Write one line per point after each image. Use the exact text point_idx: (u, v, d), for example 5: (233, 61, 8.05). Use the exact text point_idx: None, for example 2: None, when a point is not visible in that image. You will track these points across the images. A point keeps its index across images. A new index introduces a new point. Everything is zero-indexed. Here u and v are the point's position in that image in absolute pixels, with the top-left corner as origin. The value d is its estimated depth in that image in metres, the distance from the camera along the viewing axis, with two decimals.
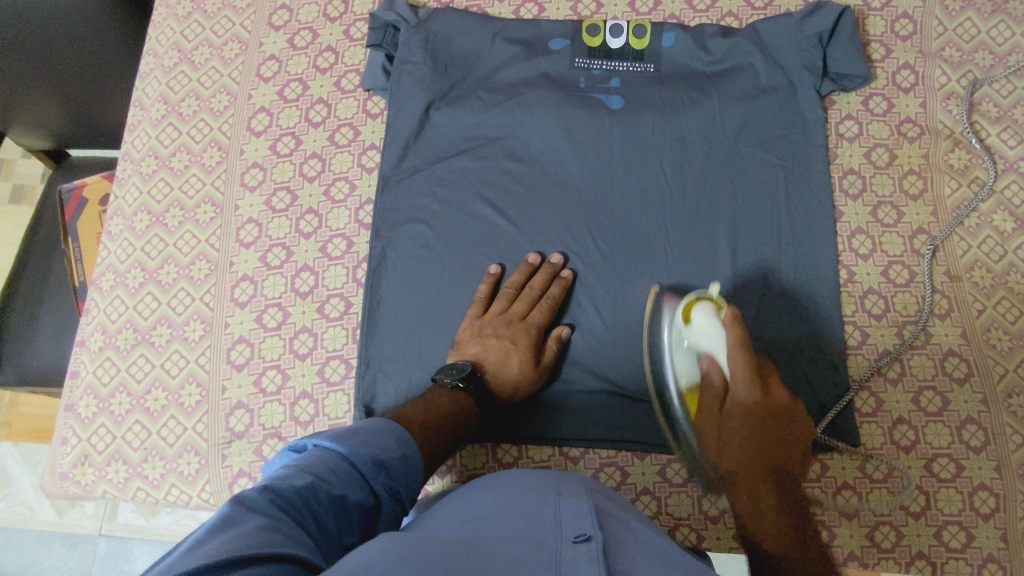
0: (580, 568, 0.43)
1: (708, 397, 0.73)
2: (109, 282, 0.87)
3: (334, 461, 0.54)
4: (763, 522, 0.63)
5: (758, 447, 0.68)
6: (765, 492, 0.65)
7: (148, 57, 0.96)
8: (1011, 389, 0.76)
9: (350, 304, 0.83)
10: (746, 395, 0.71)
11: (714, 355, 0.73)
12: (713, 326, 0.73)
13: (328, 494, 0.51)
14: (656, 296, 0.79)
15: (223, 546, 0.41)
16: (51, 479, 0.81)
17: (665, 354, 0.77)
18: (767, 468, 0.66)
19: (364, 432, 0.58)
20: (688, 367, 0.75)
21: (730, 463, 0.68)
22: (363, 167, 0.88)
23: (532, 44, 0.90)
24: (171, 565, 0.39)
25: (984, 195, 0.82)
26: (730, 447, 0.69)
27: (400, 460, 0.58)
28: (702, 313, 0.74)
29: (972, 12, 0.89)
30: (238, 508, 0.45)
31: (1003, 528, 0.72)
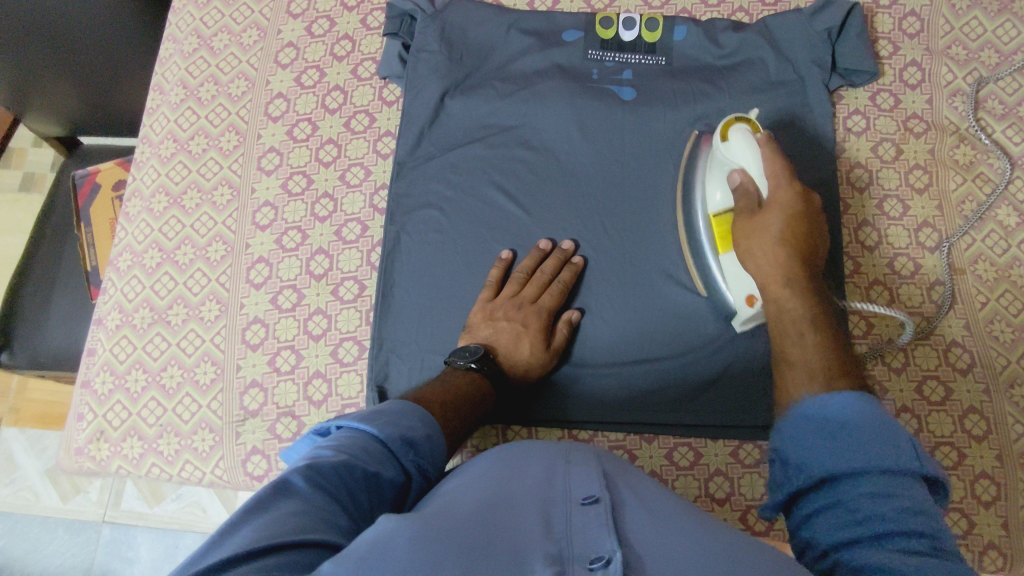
0: (592, 533, 0.45)
1: (743, 206, 0.72)
2: (126, 262, 0.88)
3: (366, 440, 0.55)
4: (793, 330, 0.66)
5: (795, 235, 0.68)
6: (799, 297, 0.67)
7: (168, 42, 0.97)
8: (1013, 380, 0.77)
9: (364, 287, 0.84)
10: (786, 194, 0.69)
11: (746, 169, 0.73)
12: (749, 141, 0.72)
13: (363, 470, 0.52)
14: (696, 139, 0.83)
15: (254, 532, 0.43)
16: (66, 454, 0.82)
17: (700, 186, 0.80)
18: (805, 253, 0.68)
19: (391, 414, 0.59)
20: (719, 190, 0.76)
21: (762, 262, 0.69)
22: (378, 153, 0.89)
23: (546, 36, 0.91)
24: (207, 551, 0.42)
25: (988, 191, 0.84)
26: (758, 251, 0.69)
27: (426, 439, 0.59)
28: (739, 133, 0.73)
29: (979, 11, 0.90)
30: (275, 491, 0.47)
31: (1003, 516, 0.73)
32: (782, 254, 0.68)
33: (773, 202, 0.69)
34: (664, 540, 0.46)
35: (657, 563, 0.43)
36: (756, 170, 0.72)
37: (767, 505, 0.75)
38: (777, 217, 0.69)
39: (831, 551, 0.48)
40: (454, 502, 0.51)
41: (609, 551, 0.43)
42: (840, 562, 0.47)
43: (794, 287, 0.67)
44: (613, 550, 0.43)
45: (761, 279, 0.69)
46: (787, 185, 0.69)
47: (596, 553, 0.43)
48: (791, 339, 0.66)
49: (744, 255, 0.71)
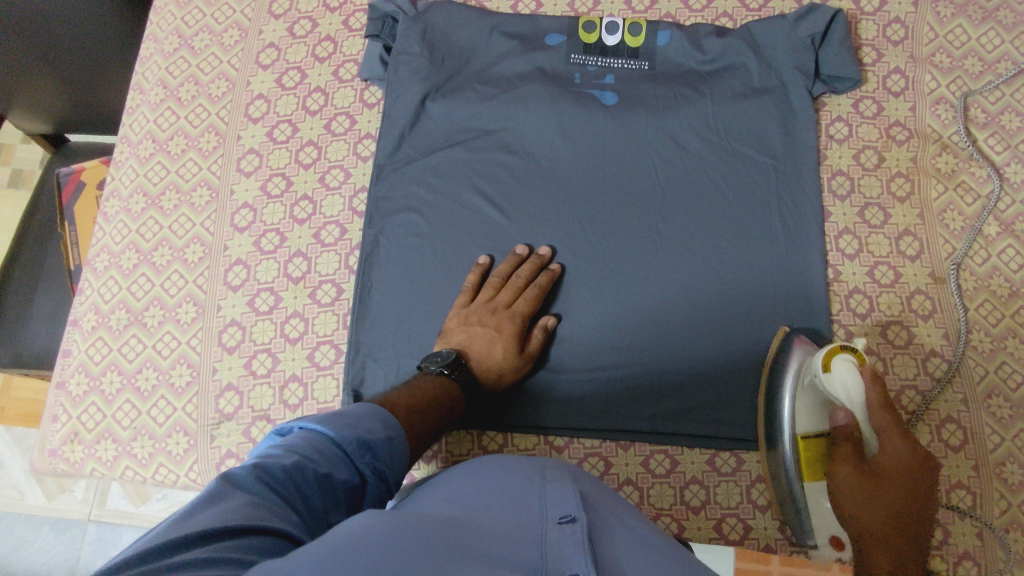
0: (567, 551, 0.45)
1: (846, 450, 0.68)
2: (103, 262, 0.88)
3: (321, 442, 0.54)
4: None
5: (896, 537, 0.63)
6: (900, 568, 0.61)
7: (149, 42, 0.97)
8: (990, 390, 0.77)
9: (342, 290, 0.84)
10: (895, 455, 0.65)
11: (851, 411, 0.68)
12: (856, 379, 0.66)
13: (314, 472, 0.51)
14: (786, 336, 0.74)
15: (208, 519, 0.42)
16: (40, 455, 0.82)
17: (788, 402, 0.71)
18: (898, 551, 0.62)
19: (350, 416, 0.58)
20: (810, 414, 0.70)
21: (859, 516, 0.66)
22: (358, 155, 0.89)
23: (528, 39, 0.91)
24: (157, 534, 0.41)
25: (969, 199, 0.84)
26: (856, 504, 0.66)
27: (385, 442, 0.58)
28: (842, 363, 0.67)
29: (963, 19, 0.90)
30: (224, 487, 0.46)
31: (979, 527, 0.73)
32: (881, 520, 0.64)
33: (883, 462, 0.66)
34: (640, 570, 0.45)
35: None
36: (864, 417, 0.67)
37: (742, 514, 0.75)
38: (879, 550, 0.63)
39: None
40: (426, 509, 0.50)
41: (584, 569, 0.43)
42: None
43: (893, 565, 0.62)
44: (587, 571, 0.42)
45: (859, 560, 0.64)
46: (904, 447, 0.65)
47: (570, 570, 0.43)
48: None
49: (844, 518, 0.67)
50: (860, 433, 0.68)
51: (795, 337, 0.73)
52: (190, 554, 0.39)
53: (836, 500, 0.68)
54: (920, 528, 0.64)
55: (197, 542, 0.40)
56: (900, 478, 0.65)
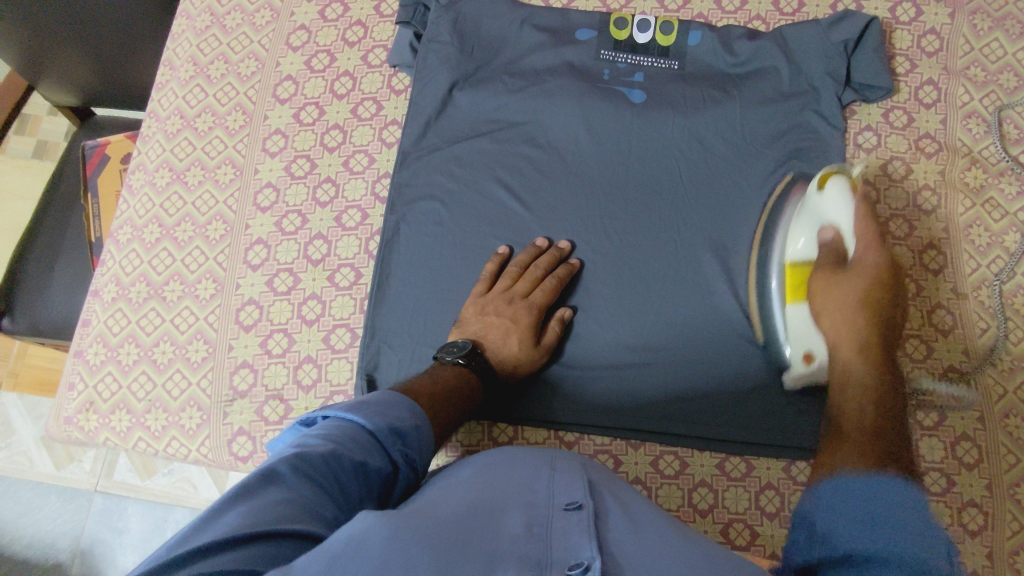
0: (573, 539, 0.45)
1: (826, 263, 0.73)
2: (125, 235, 0.89)
3: (353, 430, 0.54)
4: (853, 395, 0.61)
5: (878, 304, 0.68)
6: (867, 360, 0.64)
7: (181, 19, 0.97)
8: (1008, 410, 0.76)
9: (361, 275, 0.84)
10: (874, 261, 0.70)
11: (840, 228, 0.74)
12: (847, 197, 0.74)
13: (351, 461, 0.51)
14: (790, 184, 0.82)
15: (235, 520, 0.43)
16: (55, 423, 0.83)
17: (778, 235, 0.80)
18: (879, 320, 0.67)
19: (379, 404, 0.58)
20: (804, 237, 0.77)
21: (836, 326, 0.68)
22: (383, 141, 0.89)
23: (559, 33, 0.90)
24: (186, 535, 0.42)
25: (996, 215, 0.83)
26: (836, 312, 0.69)
27: (413, 430, 0.58)
28: (836, 185, 0.75)
29: (1000, 33, 0.89)
30: (260, 477, 0.47)
31: (989, 546, 0.72)
32: (858, 317, 0.67)
33: (861, 264, 0.70)
34: (646, 553, 0.45)
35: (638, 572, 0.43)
36: (846, 224, 0.74)
37: (749, 519, 0.74)
38: (853, 313, 0.68)
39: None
40: (436, 501, 0.50)
41: (589, 557, 0.42)
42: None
43: (858, 347, 0.65)
44: (592, 557, 0.42)
45: (840, 344, 0.67)
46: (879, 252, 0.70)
47: (575, 559, 0.43)
48: (850, 405, 0.61)
49: (820, 318, 0.71)
50: (843, 250, 0.74)
51: (796, 182, 0.81)
52: (215, 560, 0.40)
53: (815, 307, 0.72)
54: (892, 316, 0.68)
55: (224, 545, 0.41)
56: (879, 283, 0.69)
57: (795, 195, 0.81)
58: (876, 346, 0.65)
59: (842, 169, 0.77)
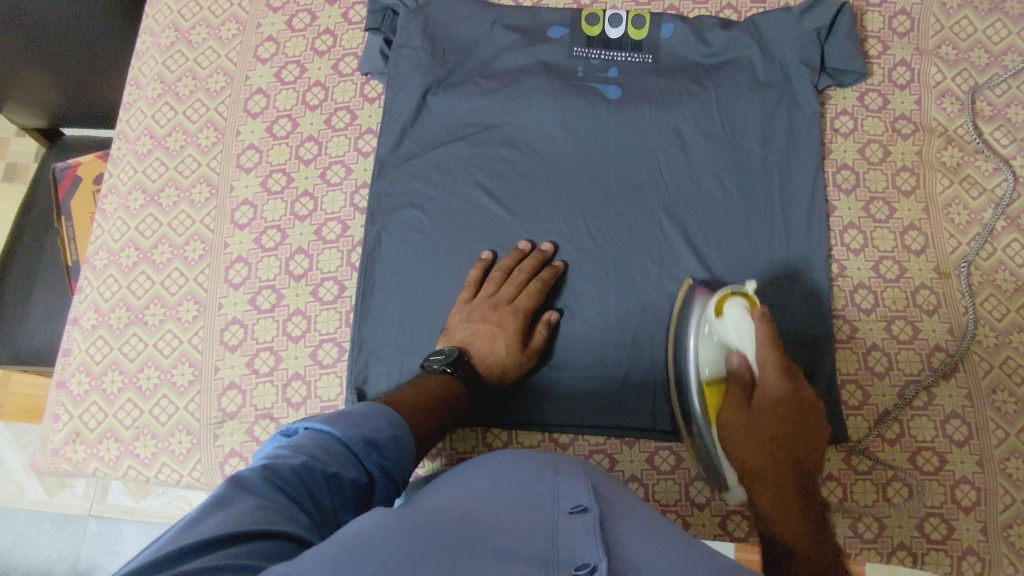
0: (579, 540, 0.44)
1: (733, 388, 0.69)
2: (102, 260, 0.87)
3: (327, 441, 0.54)
4: (778, 524, 0.61)
5: (783, 430, 0.65)
6: (773, 497, 0.62)
7: (145, 35, 0.95)
8: (995, 385, 0.77)
9: (344, 288, 0.83)
10: (776, 397, 0.66)
11: (743, 353, 0.69)
12: (744, 318, 0.69)
13: (321, 472, 0.51)
14: (690, 290, 0.76)
15: (214, 526, 0.42)
16: (42, 455, 0.82)
17: (691, 351, 0.72)
18: (786, 450, 0.64)
19: (356, 415, 0.57)
20: (708, 365, 0.71)
21: (744, 452, 0.65)
22: (359, 151, 0.88)
23: (530, 32, 0.90)
24: (165, 541, 0.41)
25: (975, 192, 0.83)
26: (740, 439, 0.66)
27: (391, 441, 0.57)
28: (733, 306, 0.69)
29: (970, 10, 0.89)
30: (232, 489, 0.46)
31: (983, 521, 0.73)
32: (760, 446, 0.65)
33: (761, 401, 0.66)
34: (650, 555, 0.45)
35: None
36: (751, 353, 0.68)
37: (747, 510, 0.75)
38: (756, 442, 0.65)
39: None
40: (439, 503, 0.50)
41: (596, 559, 0.42)
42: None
43: (767, 482, 0.63)
44: (599, 558, 0.42)
45: (748, 481, 0.65)
46: (780, 382, 0.66)
47: (581, 560, 0.42)
48: (774, 535, 0.61)
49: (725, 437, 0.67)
50: (748, 374, 0.69)
51: (695, 288, 0.75)
52: None
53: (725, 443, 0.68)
54: (803, 457, 0.64)
55: (205, 548, 0.40)
56: (780, 411, 0.65)
57: (694, 299, 0.74)
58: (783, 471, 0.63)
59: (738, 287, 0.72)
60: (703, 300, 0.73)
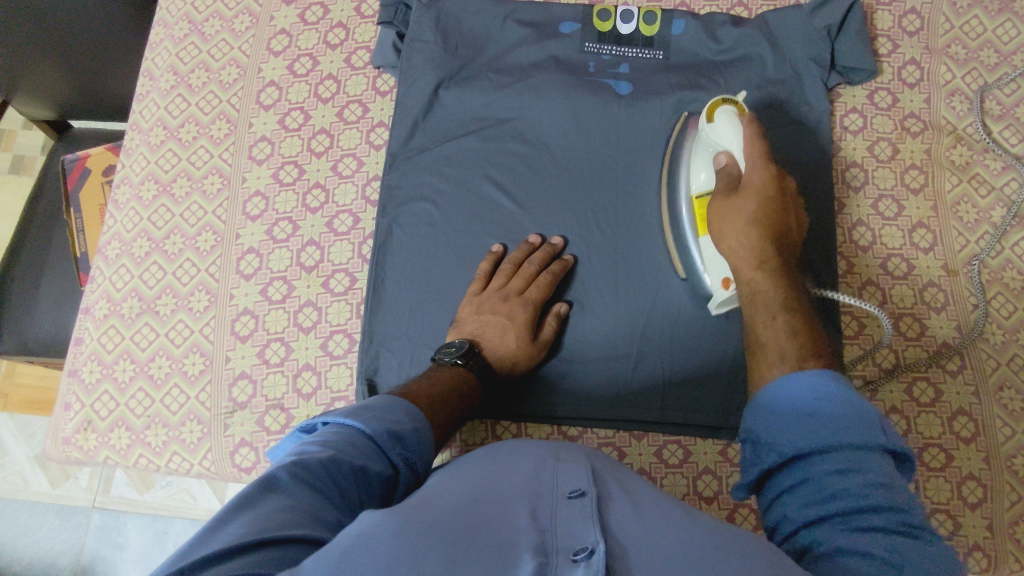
0: (576, 525, 0.44)
1: (721, 184, 0.70)
2: (114, 250, 0.87)
3: (352, 436, 0.54)
4: (765, 309, 0.63)
5: (773, 216, 0.66)
6: (768, 277, 0.64)
7: (158, 27, 0.96)
8: (1002, 382, 0.77)
9: (355, 280, 0.83)
10: (762, 183, 0.66)
11: (731, 152, 0.70)
12: (734, 121, 0.70)
13: (350, 464, 0.51)
14: (685, 122, 0.83)
15: (236, 529, 0.42)
16: (53, 443, 0.82)
17: (687, 164, 0.78)
18: (775, 243, 0.65)
19: (376, 409, 0.58)
20: (704, 170, 0.75)
21: (736, 245, 0.66)
22: (371, 144, 0.88)
23: (542, 27, 0.90)
24: (188, 546, 0.41)
25: (983, 191, 0.84)
26: (734, 226, 0.66)
27: (413, 432, 0.58)
28: (725, 114, 0.71)
29: (980, 10, 0.90)
30: (261, 486, 0.46)
31: (989, 517, 0.73)
32: (753, 237, 0.65)
33: (749, 187, 0.67)
34: (650, 536, 0.44)
35: (644, 556, 0.41)
36: (738, 150, 0.69)
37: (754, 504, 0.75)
38: (750, 230, 0.65)
39: (800, 529, 0.48)
40: (440, 496, 0.49)
41: (593, 542, 0.41)
42: (810, 542, 0.47)
43: (757, 262, 0.65)
44: (597, 541, 0.41)
45: (738, 267, 0.66)
46: (765, 170, 0.67)
47: (580, 544, 0.41)
48: (760, 320, 0.63)
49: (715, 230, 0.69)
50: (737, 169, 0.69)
51: (690, 121, 0.82)
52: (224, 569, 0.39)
53: (715, 228, 0.69)
54: (787, 240, 0.66)
55: (227, 553, 0.40)
56: (772, 200, 0.66)
57: (687, 132, 0.81)
58: (772, 267, 0.64)
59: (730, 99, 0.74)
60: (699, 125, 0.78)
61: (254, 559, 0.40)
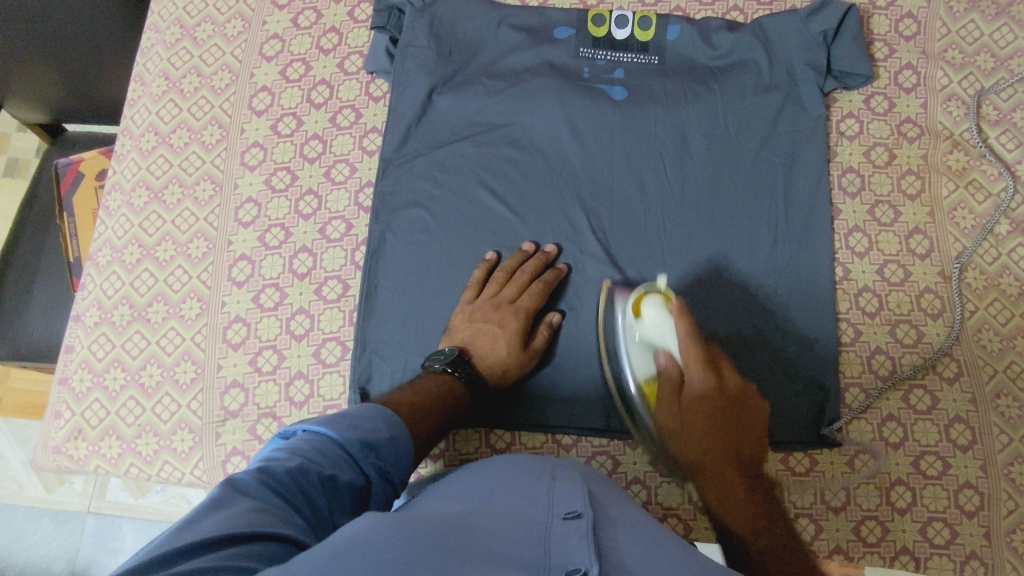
0: (571, 546, 0.43)
1: (664, 387, 0.69)
2: (105, 257, 0.87)
3: (324, 444, 0.53)
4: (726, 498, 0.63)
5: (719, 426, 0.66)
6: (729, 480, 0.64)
7: (150, 32, 0.95)
8: (999, 390, 0.77)
9: (348, 287, 0.83)
10: (706, 387, 0.67)
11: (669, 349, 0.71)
12: (661, 313, 0.72)
13: (318, 474, 0.50)
14: (609, 292, 0.79)
15: (210, 526, 0.41)
16: (43, 453, 0.81)
17: (622, 349, 0.75)
18: (727, 429, 0.66)
19: (354, 416, 0.57)
20: (643, 358, 0.73)
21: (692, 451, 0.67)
22: (364, 150, 0.87)
23: (537, 32, 0.89)
24: (156, 545, 0.40)
25: (980, 197, 0.83)
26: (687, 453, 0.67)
27: (388, 441, 0.57)
28: (651, 307, 0.73)
29: (977, 14, 0.89)
30: (229, 491, 0.46)
31: (986, 526, 0.73)
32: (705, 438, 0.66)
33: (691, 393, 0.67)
34: (644, 560, 0.43)
35: None
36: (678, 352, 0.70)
37: None
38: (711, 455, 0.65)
39: None
40: (433, 509, 0.49)
41: (587, 563, 0.40)
42: None
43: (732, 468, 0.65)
44: (591, 562, 0.40)
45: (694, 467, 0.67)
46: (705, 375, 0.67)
47: (573, 564, 0.40)
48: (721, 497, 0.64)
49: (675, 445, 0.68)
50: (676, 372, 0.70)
51: (614, 290, 0.79)
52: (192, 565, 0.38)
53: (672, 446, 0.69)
54: (740, 425, 0.67)
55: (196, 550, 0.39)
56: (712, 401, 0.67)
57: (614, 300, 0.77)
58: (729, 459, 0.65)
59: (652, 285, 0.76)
60: (623, 301, 0.76)
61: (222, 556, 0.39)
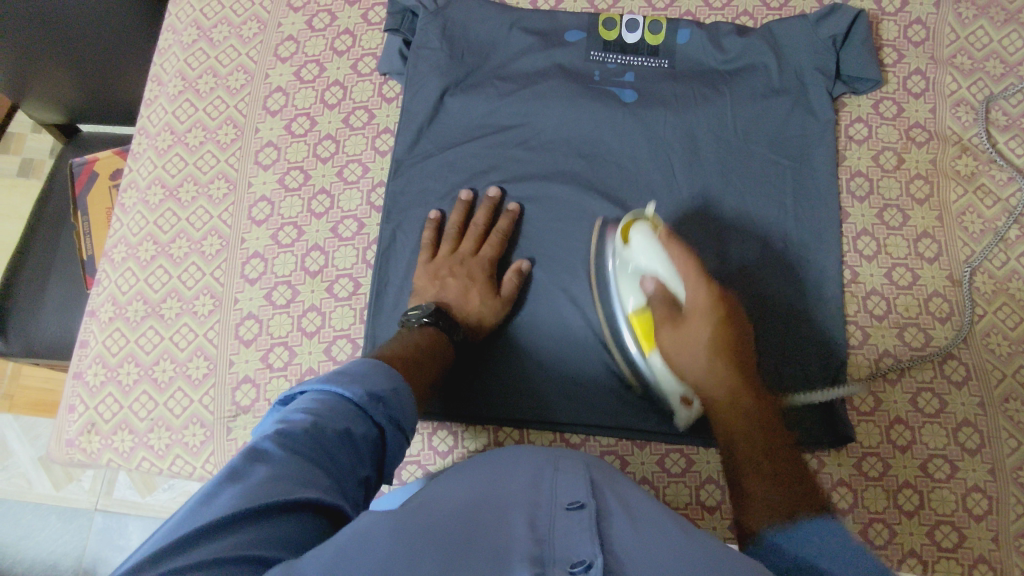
0: (573, 539, 0.43)
1: (659, 312, 0.70)
2: (120, 254, 0.88)
3: (334, 401, 0.54)
4: (740, 440, 0.62)
5: (725, 336, 0.66)
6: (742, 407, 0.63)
7: (167, 33, 0.96)
8: (1008, 394, 0.77)
9: (359, 285, 0.84)
10: (707, 301, 0.67)
11: (658, 276, 0.72)
12: (649, 239, 0.72)
13: (333, 430, 0.51)
14: (601, 230, 0.82)
15: (231, 507, 0.42)
16: (57, 445, 0.82)
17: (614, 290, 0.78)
18: (733, 360, 0.65)
19: (355, 371, 0.58)
20: (631, 294, 0.75)
21: (696, 368, 0.66)
22: (376, 150, 0.88)
23: (548, 35, 0.90)
24: (179, 525, 0.41)
25: (988, 202, 0.83)
26: (688, 355, 0.66)
27: (393, 391, 0.58)
28: (638, 234, 0.74)
29: (985, 20, 0.90)
30: (248, 460, 0.46)
31: (994, 530, 0.73)
32: (716, 365, 0.65)
33: (694, 310, 0.67)
34: (646, 551, 0.43)
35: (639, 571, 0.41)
36: (665, 272, 0.71)
37: None
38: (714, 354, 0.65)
39: None
40: (437, 501, 0.49)
41: (589, 557, 0.40)
42: None
43: (730, 392, 0.64)
44: (593, 555, 0.40)
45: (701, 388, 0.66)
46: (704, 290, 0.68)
47: (576, 557, 0.41)
48: (738, 461, 0.61)
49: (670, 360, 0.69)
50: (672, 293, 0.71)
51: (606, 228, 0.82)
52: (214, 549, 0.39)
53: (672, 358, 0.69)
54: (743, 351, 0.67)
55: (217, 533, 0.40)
56: (710, 315, 0.67)
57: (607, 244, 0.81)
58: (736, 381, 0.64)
59: (640, 215, 0.77)
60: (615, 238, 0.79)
61: (242, 541, 0.40)
